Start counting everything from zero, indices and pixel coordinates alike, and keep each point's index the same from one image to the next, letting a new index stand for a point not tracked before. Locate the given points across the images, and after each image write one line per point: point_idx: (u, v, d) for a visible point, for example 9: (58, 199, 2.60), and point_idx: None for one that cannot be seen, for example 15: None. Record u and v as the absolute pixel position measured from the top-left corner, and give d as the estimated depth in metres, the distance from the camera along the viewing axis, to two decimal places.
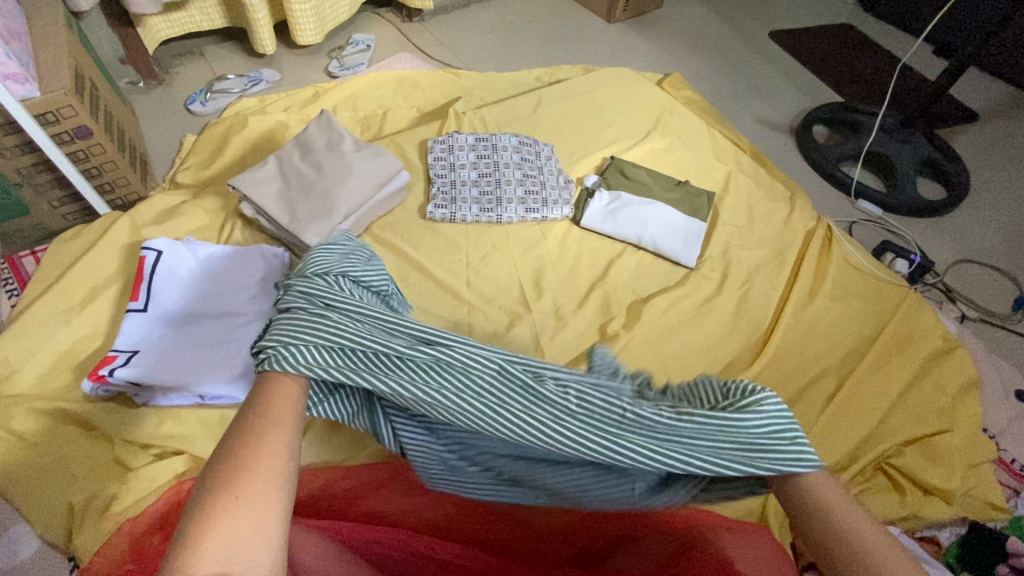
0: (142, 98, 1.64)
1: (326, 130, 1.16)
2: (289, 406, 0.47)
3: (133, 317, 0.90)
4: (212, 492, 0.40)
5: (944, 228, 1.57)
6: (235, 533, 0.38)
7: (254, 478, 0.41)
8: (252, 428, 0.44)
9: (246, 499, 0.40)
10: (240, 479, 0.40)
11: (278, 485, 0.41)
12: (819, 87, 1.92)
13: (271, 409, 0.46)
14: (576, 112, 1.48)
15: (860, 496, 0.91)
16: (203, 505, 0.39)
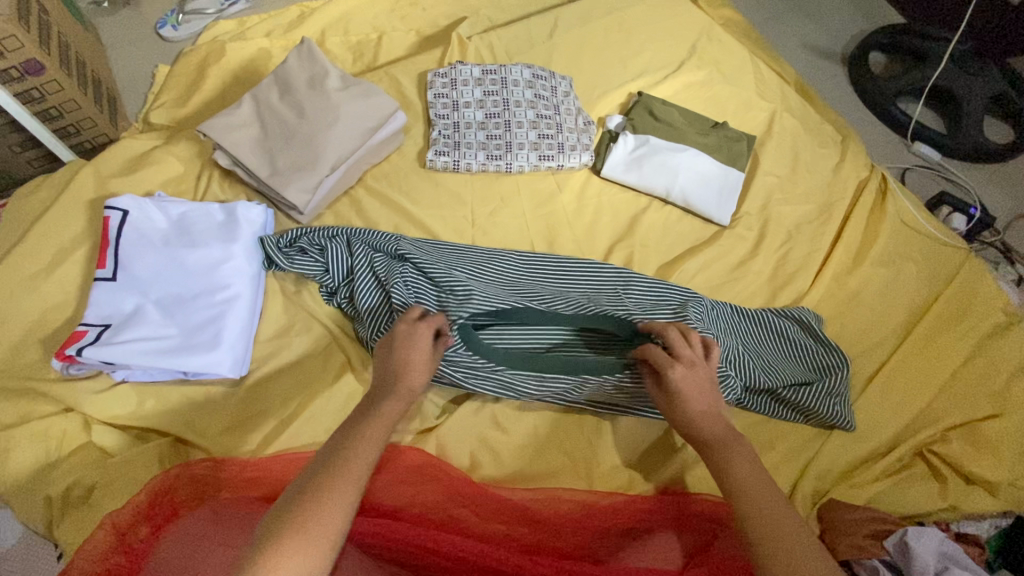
0: (108, 20, 1.45)
1: (309, 62, 1.01)
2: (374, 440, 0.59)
3: (102, 287, 0.81)
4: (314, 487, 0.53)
5: (1008, 177, 1.40)
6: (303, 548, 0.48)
7: (332, 491, 0.52)
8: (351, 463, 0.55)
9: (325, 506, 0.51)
10: (328, 481, 0.53)
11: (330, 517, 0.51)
12: (878, 6, 1.67)
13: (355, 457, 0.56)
14: (599, 36, 1.28)
15: (897, 485, 0.84)
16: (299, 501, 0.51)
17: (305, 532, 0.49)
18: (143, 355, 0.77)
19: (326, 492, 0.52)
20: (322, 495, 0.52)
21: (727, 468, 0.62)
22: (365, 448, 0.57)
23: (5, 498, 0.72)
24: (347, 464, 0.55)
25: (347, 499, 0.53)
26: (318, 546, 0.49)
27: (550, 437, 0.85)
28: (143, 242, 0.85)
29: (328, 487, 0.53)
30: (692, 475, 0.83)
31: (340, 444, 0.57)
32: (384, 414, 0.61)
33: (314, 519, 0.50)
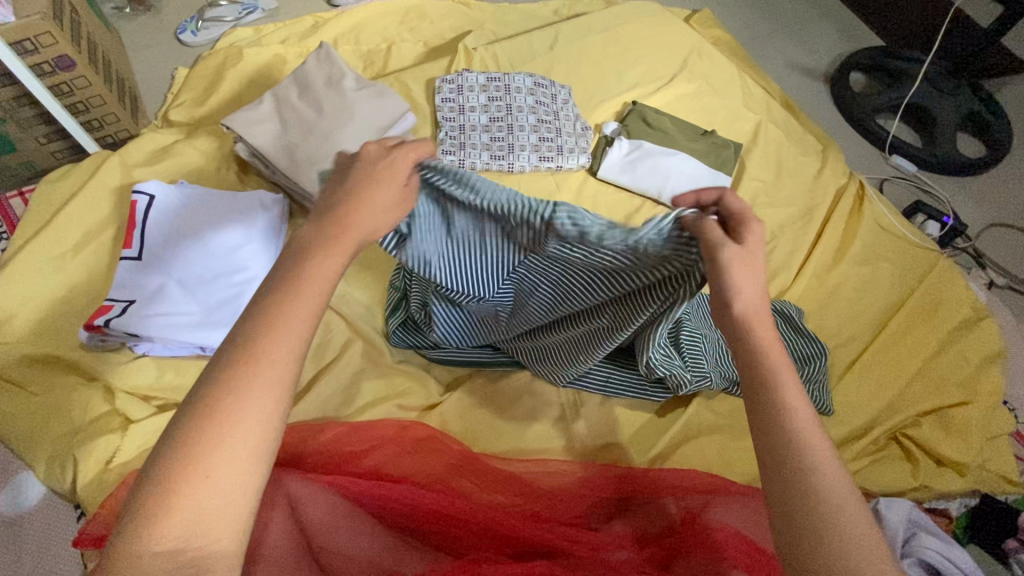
0: (129, 25, 1.52)
1: (326, 65, 1.07)
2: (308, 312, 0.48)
3: (128, 266, 0.87)
4: (221, 380, 0.44)
5: (979, 189, 1.49)
6: (217, 478, 0.41)
7: (251, 387, 0.43)
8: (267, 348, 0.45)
9: (240, 406, 0.43)
10: (247, 373, 0.44)
11: (252, 434, 0.43)
12: (859, 30, 1.77)
13: (274, 339, 0.45)
14: (597, 50, 1.37)
15: (871, 465, 0.89)
16: (210, 406, 0.43)
17: (200, 460, 0.41)
18: (166, 329, 0.82)
19: (223, 413, 0.43)
20: (234, 393, 0.43)
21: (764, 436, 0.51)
22: (273, 350, 0.45)
23: (32, 459, 0.77)
24: (245, 373, 0.44)
25: (252, 416, 0.43)
26: (220, 478, 0.41)
27: (547, 416, 0.90)
28: (167, 225, 0.90)
29: (227, 406, 0.43)
30: (679, 454, 0.89)
31: (241, 346, 0.45)
32: (314, 287, 0.49)
33: (209, 449, 0.42)
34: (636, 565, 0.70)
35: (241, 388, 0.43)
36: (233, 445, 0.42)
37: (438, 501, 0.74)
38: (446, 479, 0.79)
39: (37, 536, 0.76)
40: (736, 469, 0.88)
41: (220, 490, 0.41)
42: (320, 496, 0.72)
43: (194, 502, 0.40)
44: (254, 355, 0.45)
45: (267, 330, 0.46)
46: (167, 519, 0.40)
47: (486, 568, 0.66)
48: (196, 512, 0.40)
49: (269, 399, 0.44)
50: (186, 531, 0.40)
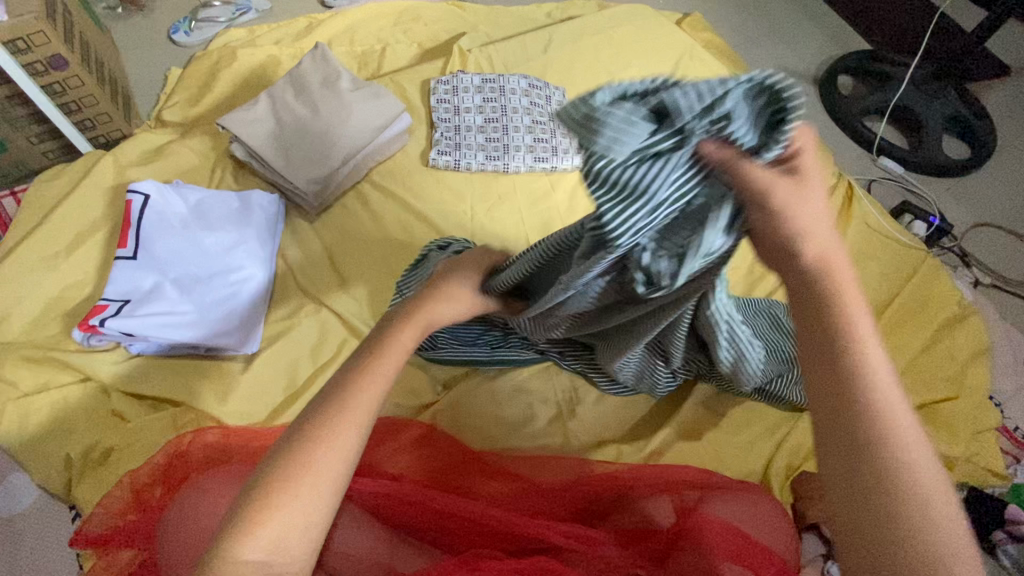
0: (121, 26, 1.52)
1: (322, 66, 1.08)
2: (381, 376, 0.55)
3: (122, 265, 0.85)
4: (307, 425, 0.51)
5: (965, 190, 1.52)
6: (290, 516, 0.48)
7: (329, 435, 0.50)
8: (343, 399, 0.52)
9: (320, 450, 0.50)
10: (330, 422, 0.51)
11: (325, 477, 0.49)
12: (847, 34, 1.80)
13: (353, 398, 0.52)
14: (590, 53, 1.38)
15: None
16: (297, 449, 0.50)
17: (291, 487, 0.48)
18: (161, 329, 0.82)
19: (315, 448, 0.50)
20: (316, 435, 0.50)
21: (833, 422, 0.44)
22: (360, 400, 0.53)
23: (25, 460, 0.76)
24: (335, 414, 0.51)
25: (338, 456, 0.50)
26: (307, 505, 0.49)
27: (543, 413, 0.91)
28: (162, 225, 0.90)
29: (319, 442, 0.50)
30: (674, 450, 0.90)
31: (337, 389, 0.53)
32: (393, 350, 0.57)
33: (290, 485, 0.48)
34: (635, 558, 0.71)
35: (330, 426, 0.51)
36: (308, 487, 0.49)
37: (436, 499, 0.74)
38: (445, 477, 0.80)
39: (33, 536, 0.76)
40: (730, 465, 0.89)
41: (301, 522, 0.48)
42: None
43: (269, 532, 0.47)
44: (332, 408, 0.52)
45: (350, 384, 0.53)
46: (247, 540, 0.47)
47: (488, 563, 0.67)
48: (275, 540, 0.47)
49: (344, 447, 0.51)
50: (268, 551, 0.47)
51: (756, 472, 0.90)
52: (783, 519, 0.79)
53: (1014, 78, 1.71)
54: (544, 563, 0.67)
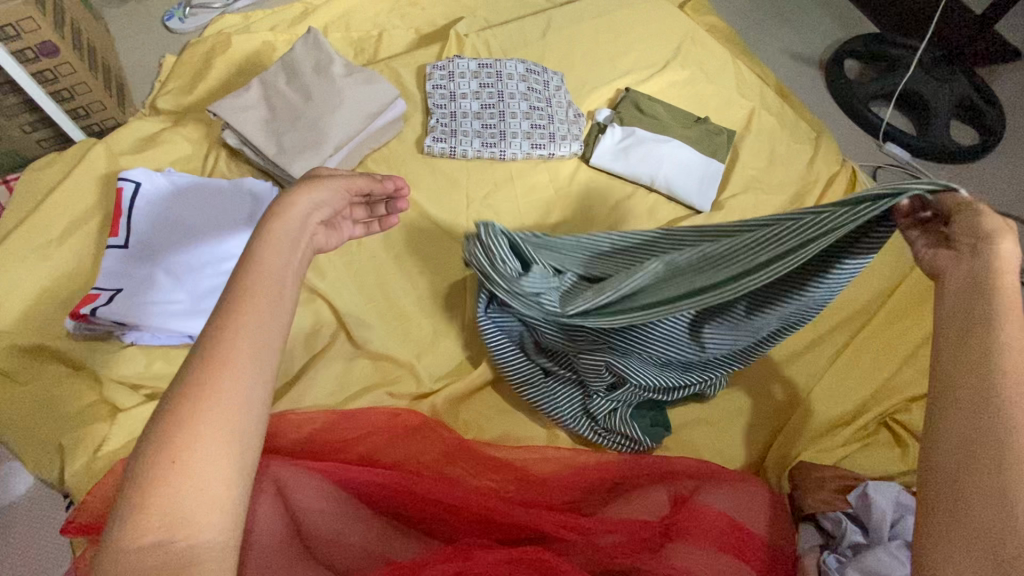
0: (116, 12, 1.50)
1: (314, 50, 1.06)
2: (264, 337, 0.46)
3: (114, 254, 0.85)
4: (190, 381, 0.43)
5: (971, 176, 1.49)
6: (203, 457, 0.41)
7: (235, 360, 0.44)
8: (229, 332, 0.45)
9: (199, 442, 0.41)
10: (220, 365, 0.43)
11: (229, 435, 0.42)
12: (855, 17, 1.76)
13: (234, 355, 0.44)
14: (590, 37, 1.35)
15: (859, 451, 0.89)
16: (184, 396, 0.42)
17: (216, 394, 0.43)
18: (151, 317, 0.82)
19: (200, 403, 0.42)
20: (216, 373, 0.43)
21: (976, 440, 0.41)
22: (263, 323, 0.46)
23: (18, 448, 0.77)
24: (222, 369, 0.43)
25: (242, 384, 0.44)
26: (224, 414, 0.42)
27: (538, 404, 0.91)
28: (153, 212, 0.89)
29: (219, 365, 0.43)
30: (671, 442, 0.89)
31: (217, 331, 0.46)
32: (248, 342, 0.45)
33: (211, 390, 0.43)
34: (627, 549, 0.70)
35: (238, 353, 0.44)
36: (203, 451, 0.41)
37: (425, 486, 0.74)
38: (435, 462, 0.80)
39: (26, 524, 0.77)
40: (724, 456, 0.89)
41: (218, 501, 0.41)
42: (306, 484, 0.72)
43: (192, 468, 0.41)
44: (195, 391, 0.42)
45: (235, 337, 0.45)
46: (170, 466, 0.40)
47: (478, 552, 0.66)
48: (199, 477, 0.41)
49: (241, 396, 0.43)
50: (165, 532, 0.40)
51: (751, 462, 0.90)
52: (773, 505, 0.79)
53: None
54: (536, 555, 0.66)
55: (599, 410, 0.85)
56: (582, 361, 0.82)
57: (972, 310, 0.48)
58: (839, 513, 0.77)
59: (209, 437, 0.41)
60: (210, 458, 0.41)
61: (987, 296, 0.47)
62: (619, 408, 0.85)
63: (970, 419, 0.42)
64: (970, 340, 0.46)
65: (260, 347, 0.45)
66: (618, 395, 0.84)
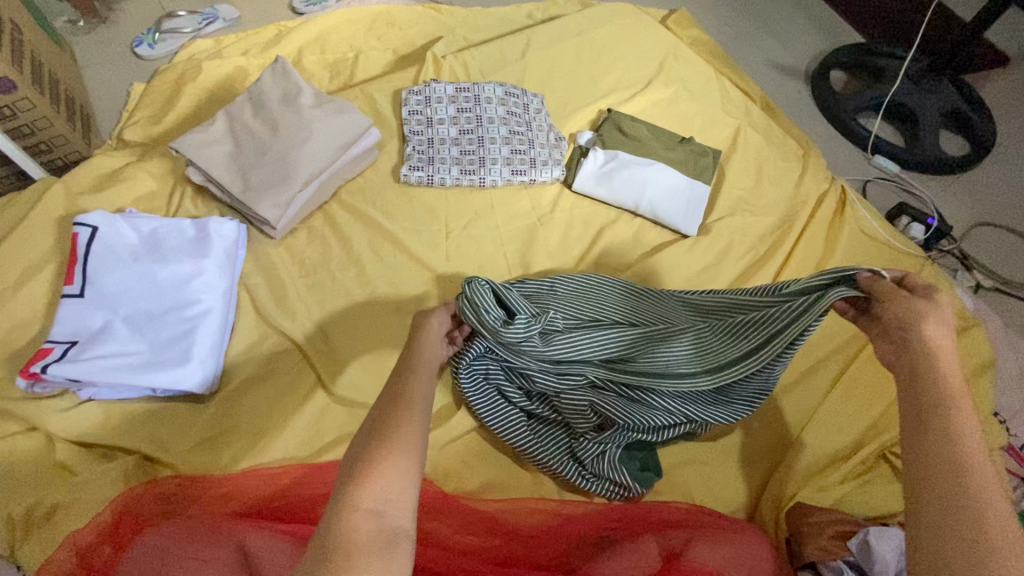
0: (84, 39, 1.46)
1: (282, 80, 1.02)
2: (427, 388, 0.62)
3: (69, 304, 0.81)
4: (384, 419, 0.57)
5: (962, 187, 1.47)
6: (396, 468, 0.52)
7: (413, 408, 0.58)
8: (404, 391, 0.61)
9: (394, 457, 0.53)
10: (403, 410, 0.58)
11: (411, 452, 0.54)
12: (840, 27, 1.74)
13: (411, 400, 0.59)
14: (570, 56, 1.32)
15: (859, 488, 0.86)
16: (380, 431, 0.55)
17: (378, 467, 0.52)
18: (109, 372, 0.77)
19: (396, 429, 0.55)
20: (401, 415, 0.57)
21: (945, 502, 0.47)
22: (425, 382, 0.63)
23: None
24: (406, 410, 0.58)
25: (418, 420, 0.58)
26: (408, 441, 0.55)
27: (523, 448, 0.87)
28: (110, 256, 0.84)
29: (403, 408, 0.58)
30: (663, 485, 0.85)
31: (394, 390, 0.62)
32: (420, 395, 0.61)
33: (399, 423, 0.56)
34: None
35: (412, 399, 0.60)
36: (396, 465, 0.52)
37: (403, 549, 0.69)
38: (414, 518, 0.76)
39: None
40: (719, 498, 0.85)
41: (403, 499, 0.51)
42: (271, 545, 0.65)
43: (388, 475, 0.52)
44: (389, 423, 0.56)
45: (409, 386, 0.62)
46: (375, 475, 0.52)
47: None
48: (389, 485, 0.51)
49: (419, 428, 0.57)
50: (375, 530, 0.48)
51: (747, 503, 0.86)
52: (770, 556, 0.75)
53: (1011, 69, 1.66)
54: None
55: (587, 453, 0.81)
56: (564, 405, 0.82)
57: (922, 397, 0.54)
58: (839, 562, 0.73)
59: (405, 452, 0.54)
60: (399, 471, 0.52)
61: (930, 390, 0.54)
62: (603, 450, 0.81)
63: (938, 485, 0.48)
64: (928, 424, 0.52)
65: (426, 400, 0.61)
66: (607, 436, 0.81)
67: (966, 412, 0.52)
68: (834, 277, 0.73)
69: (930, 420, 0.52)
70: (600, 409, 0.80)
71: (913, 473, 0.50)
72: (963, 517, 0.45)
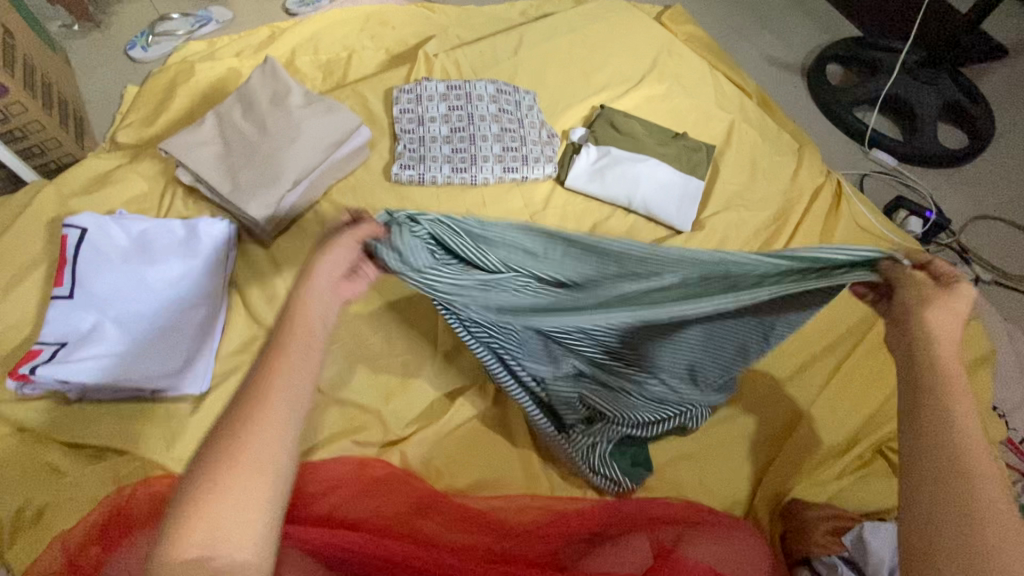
0: (78, 43, 1.46)
1: (272, 80, 1.02)
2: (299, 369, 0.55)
3: (58, 305, 0.81)
4: (234, 417, 0.51)
5: (961, 180, 1.45)
6: (240, 483, 0.48)
7: (269, 404, 0.52)
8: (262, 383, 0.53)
9: (237, 470, 0.49)
10: (257, 409, 0.51)
11: (264, 462, 0.50)
12: (836, 21, 1.73)
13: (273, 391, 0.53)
14: (563, 53, 1.32)
15: (856, 484, 0.84)
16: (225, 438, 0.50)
17: (230, 482, 0.48)
18: (98, 373, 0.77)
19: (245, 438, 0.50)
20: (254, 415, 0.51)
21: (943, 513, 0.46)
22: (295, 363, 0.55)
23: None
24: (259, 410, 0.51)
25: (278, 417, 0.52)
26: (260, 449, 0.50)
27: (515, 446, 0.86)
28: (99, 257, 0.84)
29: (257, 408, 0.51)
30: (657, 483, 0.84)
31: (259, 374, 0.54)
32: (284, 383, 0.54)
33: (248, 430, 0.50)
34: None
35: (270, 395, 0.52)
36: (240, 479, 0.48)
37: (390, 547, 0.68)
38: (406, 516, 0.75)
39: None
40: (714, 495, 0.84)
41: (254, 514, 0.48)
42: None
43: (230, 494, 0.48)
44: (239, 427, 0.51)
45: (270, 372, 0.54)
46: (212, 495, 0.48)
47: None
48: (234, 504, 0.48)
49: (278, 428, 0.52)
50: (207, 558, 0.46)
51: (743, 500, 0.85)
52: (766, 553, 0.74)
53: (1011, 61, 1.65)
54: None
55: (576, 446, 0.81)
56: (554, 401, 0.81)
57: (922, 392, 0.52)
58: (835, 559, 0.73)
59: (257, 462, 0.50)
60: (245, 482, 0.49)
61: (929, 380, 0.52)
62: (597, 442, 0.80)
63: (939, 493, 0.46)
64: (926, 434, 0.49)
65: (294, 388, 0.54)
66: (596, 429, 0.80)
67: (966, 408, 0.49)
68: (853, 257, 0.61)
69: (927, 404, 0.51)
70: (588, 402, 0.80)
71: (909, 478, 0.49)
72: (963, 532, 0.44)
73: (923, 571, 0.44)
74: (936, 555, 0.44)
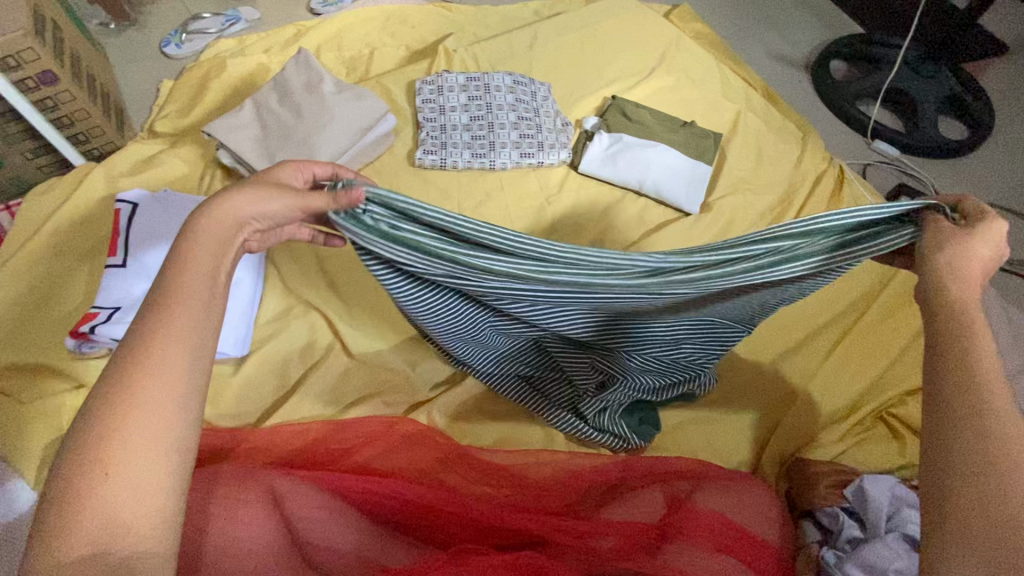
0: (115, 40, 1.54)
1: (305, 70, 1.09)
2: (199, 322, 0.48)
3: (113, 273, 0.87)
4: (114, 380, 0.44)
5: (962, 170, 1.50)
6: (136, 447, 0.42)
7: (153, 362, 0.45)
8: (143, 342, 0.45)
9: (124, 432, 0.42)
10: (140, 368, 0.44)
11: (160, 427, 0.43)
12: (840, 19, 1.79)
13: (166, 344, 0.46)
14: (576, 48, 1.38)
15: (857, 446, 0.89)
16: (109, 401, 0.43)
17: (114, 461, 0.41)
18: None
19: (131, 397, 0.43)
20: (137, 374, 0.44)
21: (966, 455, 0.42)
22: (187, 315, 0.48)
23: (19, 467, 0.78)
24: (145, 372, 0.44)
25: (169, 374, 0.45)
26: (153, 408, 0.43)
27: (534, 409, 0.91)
28: (147, 230, 0.91)
29: (139, 374, 0.44)
30: (667, 443, 0.89)
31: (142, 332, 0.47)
32: (177, 339, 0.46)
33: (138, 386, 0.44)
34: (625, 551, 0.69)
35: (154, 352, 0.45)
36: (134, 443, 0.42)
37: (421, 494, 0.74)
38: (433, 469, 0.81)
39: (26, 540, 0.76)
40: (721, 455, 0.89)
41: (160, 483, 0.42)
42: (302, 491, 0.71)
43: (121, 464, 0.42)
44: (118, 392, 0.43)
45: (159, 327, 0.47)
46: (99, 467, 0.41)
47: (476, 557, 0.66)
48: (135, 476, 0.42)
49: (174, 387, 0.45)
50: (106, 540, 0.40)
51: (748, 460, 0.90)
52: (773, 505, 0.79)
53: (1010, 57, 1.69)
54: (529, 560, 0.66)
55: (589, 409, 0.84)
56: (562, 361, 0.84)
57: (942, 335, 0.48)
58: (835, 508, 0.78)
59: (149, 428, 0.43)
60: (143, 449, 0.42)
61: (954, 326, 0.47)
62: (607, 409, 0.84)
63: (963, 435, 0.42)
64: (946, 372, 0.45)
65: (193, 341, 0.47)
66: (608, 395, 0.83)
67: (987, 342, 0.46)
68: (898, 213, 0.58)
69: (948, 345, 0.47)
70: (602, 368, 0.82)
71: (931, 421, 0.45)
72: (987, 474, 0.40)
73: (956, 527, 0.40)
74: (961, 516, 0.40)
